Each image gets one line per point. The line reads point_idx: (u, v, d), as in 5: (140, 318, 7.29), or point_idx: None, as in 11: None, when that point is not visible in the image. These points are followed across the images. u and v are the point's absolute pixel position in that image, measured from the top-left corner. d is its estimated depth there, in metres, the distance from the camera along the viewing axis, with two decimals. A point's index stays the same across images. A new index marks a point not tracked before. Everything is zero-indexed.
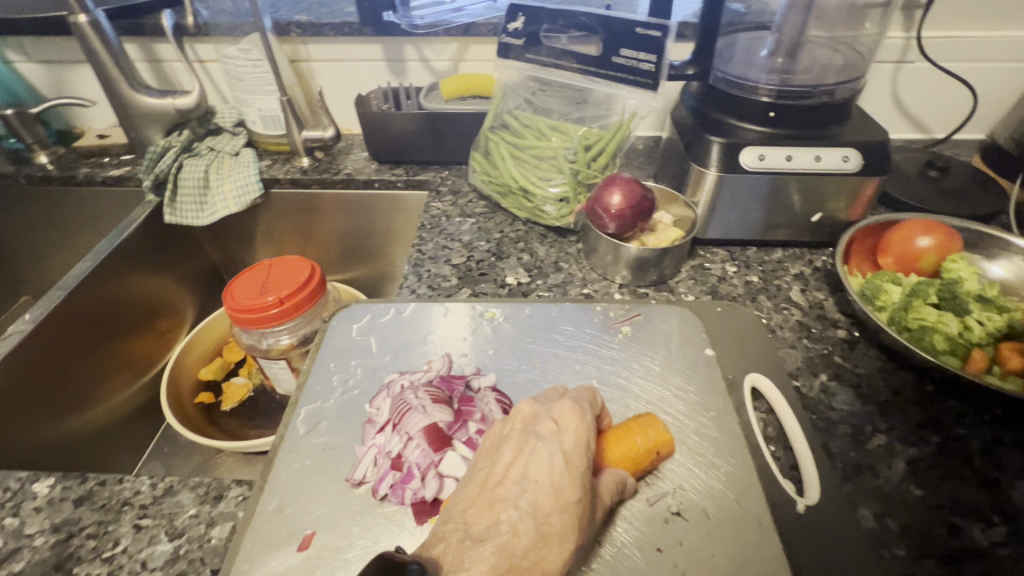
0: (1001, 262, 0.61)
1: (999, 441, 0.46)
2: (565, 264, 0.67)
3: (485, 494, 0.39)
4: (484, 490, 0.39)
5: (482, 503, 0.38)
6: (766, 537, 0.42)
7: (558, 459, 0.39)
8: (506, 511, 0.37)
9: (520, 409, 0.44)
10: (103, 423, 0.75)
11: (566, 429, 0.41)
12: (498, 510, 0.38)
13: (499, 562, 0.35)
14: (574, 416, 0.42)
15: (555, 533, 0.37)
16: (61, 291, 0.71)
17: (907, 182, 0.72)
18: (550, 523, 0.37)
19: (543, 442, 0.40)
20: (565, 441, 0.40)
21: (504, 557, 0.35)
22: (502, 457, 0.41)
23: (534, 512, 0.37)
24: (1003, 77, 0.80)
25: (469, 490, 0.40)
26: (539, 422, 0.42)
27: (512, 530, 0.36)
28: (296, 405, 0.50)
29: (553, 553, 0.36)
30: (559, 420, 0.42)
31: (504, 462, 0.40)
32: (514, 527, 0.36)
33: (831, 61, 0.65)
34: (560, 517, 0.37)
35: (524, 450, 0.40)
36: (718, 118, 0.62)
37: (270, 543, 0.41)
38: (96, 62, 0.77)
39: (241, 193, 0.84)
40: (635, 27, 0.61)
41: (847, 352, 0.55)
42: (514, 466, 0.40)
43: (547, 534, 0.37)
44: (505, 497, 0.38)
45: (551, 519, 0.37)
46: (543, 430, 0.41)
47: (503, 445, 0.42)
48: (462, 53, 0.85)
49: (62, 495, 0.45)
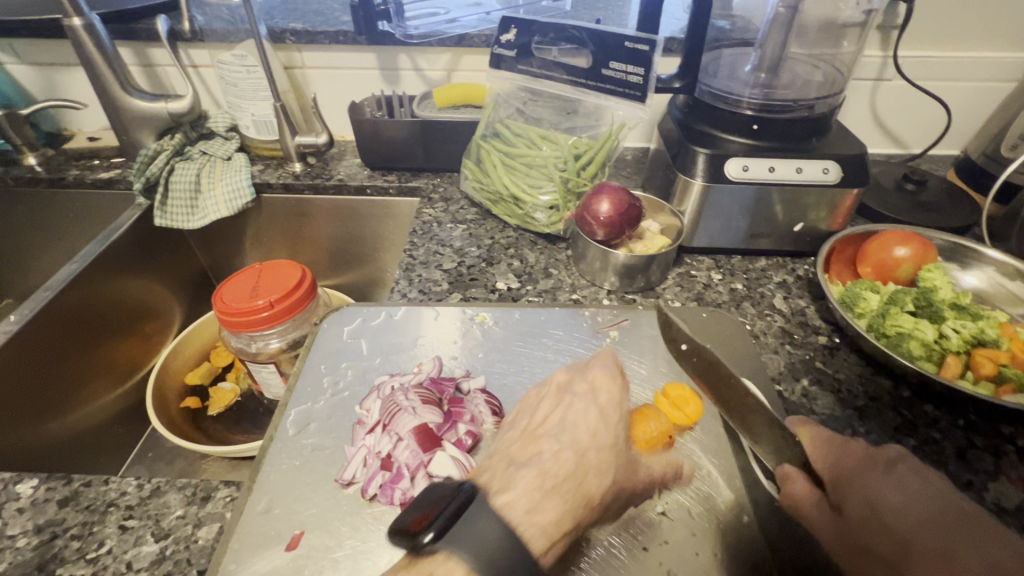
0: (974, 272, 0.64)
1: (972, 444, 0.48)
2: (555, 270, 0.68)
3: (527, 434, 0.45)
4: (526, 431, 0.45)
5: (526, 439, 0.44)
6: (743, 537, 0.43)
7: (590, 411, 0.47)
8: (549, 445, 0.43)
9: (556, 378, 0.51)
10: (85, 426, 0.74)
11: (597, 390, 0.49)
12: (541, 444, 0.44)
13: (544, 480, 0.40)
14: (602, 380, 0.50)
15: (592, 466, 0.43)
16: (46, 293, 0.71)
17: (885, 194, 0.74)
18: (587, 457, 0.43)
19: (577, 398, 0.48)
20: (596, 398, 0.48)
21: (548, 478, 0.40)
22: (540, 410, 0.47)
23: (574, 449, 0.43)
24: (977, 95, 0.83)
25: (513, 434, 0.45)
26: (573, 384, 0.49)
27: (554, 459, 0.42)
28: (286, 406, 0.50)
29: (592, 480, 0.42)
30: (590, 383, 0.49)
31: (543, 413, 0.47)
32: (556, 457, 0.42)
33: (811, 78, 0.67)
34: (595, 454, 0.43)
35: (561, 404, 0.47)
36: (704, 130, 0.64)
37: (259, 543, 0.41)
38: (88, 64, 0.77)
39: (232, 197, 0.84)
40: (624, 41, 0.62)
41: (827, 358, 0.56)
42: (553, 415, 0.46)
43: (586, 464, 0.42)
44: (547, 436, 0.44)
45: (589, 453, 0.43)
46: (576, 390, 0.49)
47: (540, 404, 0.48)
48: (455, 62, 0.86)
49: (46, 496, 0.44)
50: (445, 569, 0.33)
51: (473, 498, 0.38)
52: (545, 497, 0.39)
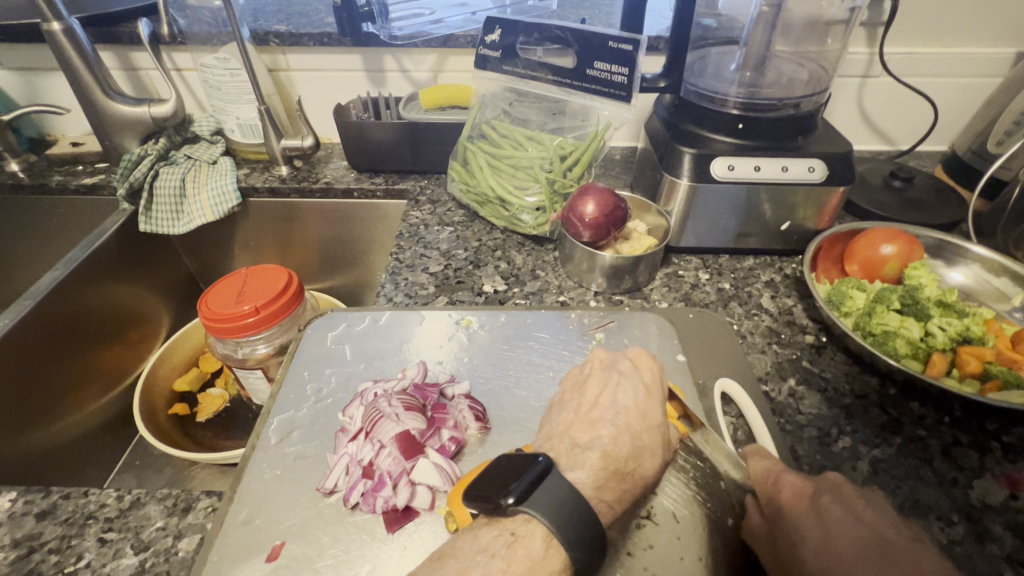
0: (960, 269, 0.64)
1: (957, 442, 0.48)
2: (542, 272, 0.68)
3: (581, 416, 0.44)
4: (579, 414, 0.44)
5: (581, 419, 0.43)
6: (727, 541, 0.43)
7: (641, 391, 0.45)
8: (607, 426, 0.42)
9: (596, 355, 0.49)
10: (70, 436, 0.73)
11: (643, 367, 0.47)
12: (598, 426, 0.42)
13: (607, 462, 0.40)
14: (648, 358, 0.47)
15: (647, 447, 0.42)
16: (28, 302, 0.70)
17: (872, 191, 0.74)
18: (642, 438, 0.42)
19: (626, 377, 0.46)
20: (644, 376, 0.46)
21: (611, 461, 0.40)
22: (588, 390, 0.46)
23: (628, 430, 0.42)
24: (963, 91, 0.83)
25: (565, 418, 0.44)
26: (617, 361, 0.47)
27: (614, 441, 0.41)
28: (268, 414, 0.50)
29: (648, 462, 0.41)
30: (636, 360, 0.47)
31: (592, 392, 0.45)
32: (615, 438, 0.41)
33: (796, 76, 0.67)
34: (649, 435, 0.43)
35: (610, 383, 0.46)
36: (690, 130, 0.63)
37: (239, 554, 0.40)
38: (70, 70, 0.76)
39: (219, 202, 0.83)
40: (608, 41, 0.62)
41: (814, 357, 0.56)
42: (603, 395, 0.45)
43: (641, 446, 0.42)
44: (602, 417, 0.43)
45: (643, 435, 0.42)
46: (622, 367, 0.47)
47: (586, 382, 0.47)
48: (441, 63, 0.86)
49: (23, 510, 0.44)
50: (527, 530, 0.33)
51: (550, 474, 0.36)
52: (609, 477, 0.39)
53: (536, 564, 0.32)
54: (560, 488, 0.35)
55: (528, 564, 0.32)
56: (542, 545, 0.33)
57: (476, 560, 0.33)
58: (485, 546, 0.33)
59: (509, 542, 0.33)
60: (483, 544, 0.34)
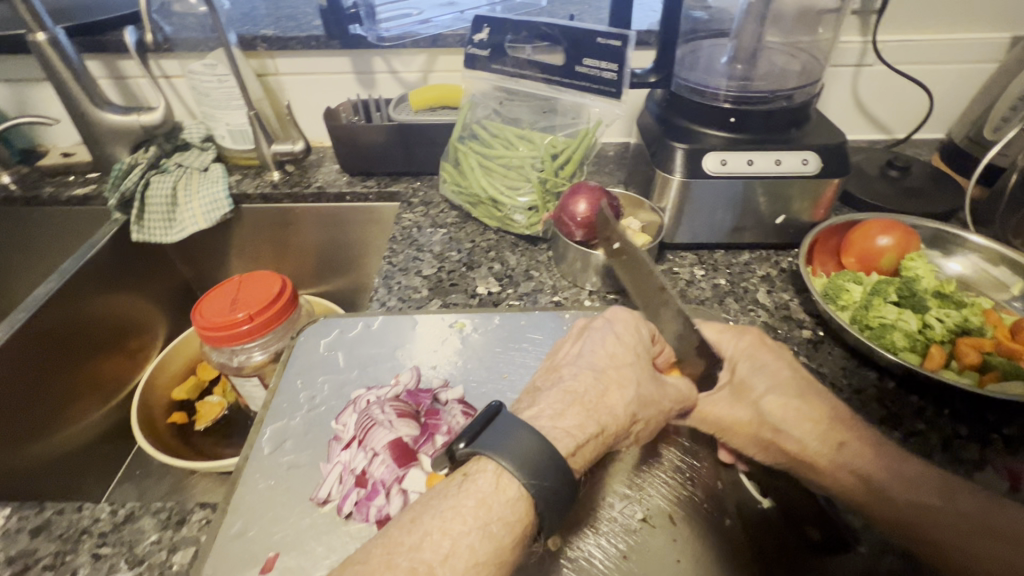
0: (958, 258, 0.63)
1: (957, 434, 0.47)
2: (536, 272, 0.67)
3: (551, 366, 0.44)
4: (550, 365, 0.44)
5: (549, 370, 0.43)
6: (725, 542, 0.43)
7: (610, 338, 0.44)
8: (568, 370, 0.41)
9: (577, 322, 0.49)
10: (68, 448, 0.73)
11: (615, 317, 0.46)
12: (562, 371, 0.42)
13: (565, 396, 0.38)
14: (623, 311, 0.46)
15: (614, 381, 0.40)
16: (21, 313, 0.69)
17: (869, 181, 0.73)
18: (609, 374, 0.41)
19: (597, 328, 0.45)
20: (616, 326, 0.45)
21: (570, 395, 0.38)
22: (562, 350, 0.45)
23: (594, 369, 0.41)
24: (960, 77, 0.82)
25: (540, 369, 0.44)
26: (592, 322, 0.47)
27: (575, 381, 0.40)
28: (262, 423, 0.49)
29: (614, 394, 0.39)
30: (610, 315, 0.46)
31: (565, 350, 0.45)
32: (577, 376, 0.40)
33: (788, 67, 0.66)
34: (617, 371, 0.41)
35: (581, 336, 0.45)
36: (683, 126, 0.62)
37: (234, 566, 0.40)
38: (54, 77, 0.75)
39: (210, 209, 0.83)
40: (596, 37, 0.61)
41: (811, 352, 0.56)
42: (574, 347, 0.44)
43: (608, 380, 0.40)
44: (567, 364, 0.43)
45: (610, 371, 0.41)
46: (595, 323, 0.46)
47: (564, 343, 0.47)
48: (431, 63, 0.85)
49: (18, 526, 0.44)
50: (477, 468, 0.34)
51: (503, 411, 0.35)
52: (568, 408, 0.38)
53: (488, 497, 0.32)
54: (514, 425, 0.34)
55: (479, 497, 0.32)
56: (494, 478, 0.33)
57: (428, 505, 0.33)
58: (438, 492, 0.33)
59: (461, 483, 0.33)
60: (436, 491, 0.34)
